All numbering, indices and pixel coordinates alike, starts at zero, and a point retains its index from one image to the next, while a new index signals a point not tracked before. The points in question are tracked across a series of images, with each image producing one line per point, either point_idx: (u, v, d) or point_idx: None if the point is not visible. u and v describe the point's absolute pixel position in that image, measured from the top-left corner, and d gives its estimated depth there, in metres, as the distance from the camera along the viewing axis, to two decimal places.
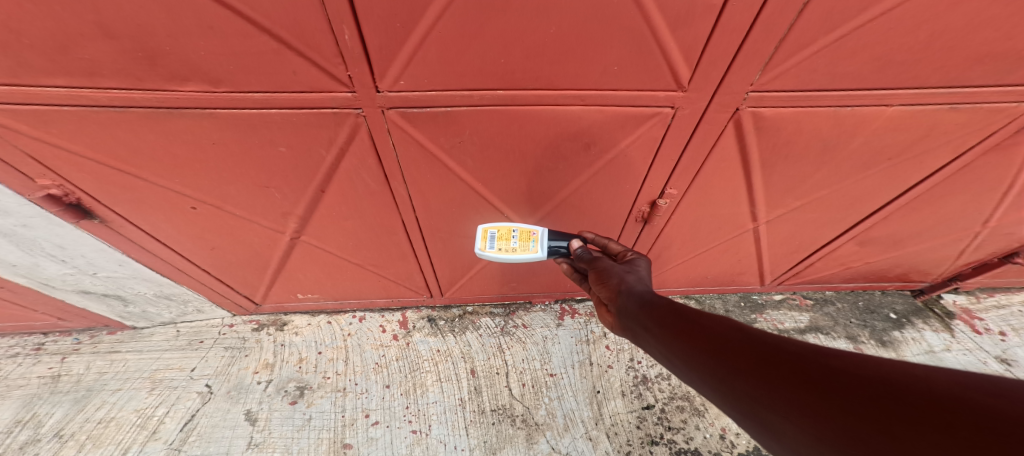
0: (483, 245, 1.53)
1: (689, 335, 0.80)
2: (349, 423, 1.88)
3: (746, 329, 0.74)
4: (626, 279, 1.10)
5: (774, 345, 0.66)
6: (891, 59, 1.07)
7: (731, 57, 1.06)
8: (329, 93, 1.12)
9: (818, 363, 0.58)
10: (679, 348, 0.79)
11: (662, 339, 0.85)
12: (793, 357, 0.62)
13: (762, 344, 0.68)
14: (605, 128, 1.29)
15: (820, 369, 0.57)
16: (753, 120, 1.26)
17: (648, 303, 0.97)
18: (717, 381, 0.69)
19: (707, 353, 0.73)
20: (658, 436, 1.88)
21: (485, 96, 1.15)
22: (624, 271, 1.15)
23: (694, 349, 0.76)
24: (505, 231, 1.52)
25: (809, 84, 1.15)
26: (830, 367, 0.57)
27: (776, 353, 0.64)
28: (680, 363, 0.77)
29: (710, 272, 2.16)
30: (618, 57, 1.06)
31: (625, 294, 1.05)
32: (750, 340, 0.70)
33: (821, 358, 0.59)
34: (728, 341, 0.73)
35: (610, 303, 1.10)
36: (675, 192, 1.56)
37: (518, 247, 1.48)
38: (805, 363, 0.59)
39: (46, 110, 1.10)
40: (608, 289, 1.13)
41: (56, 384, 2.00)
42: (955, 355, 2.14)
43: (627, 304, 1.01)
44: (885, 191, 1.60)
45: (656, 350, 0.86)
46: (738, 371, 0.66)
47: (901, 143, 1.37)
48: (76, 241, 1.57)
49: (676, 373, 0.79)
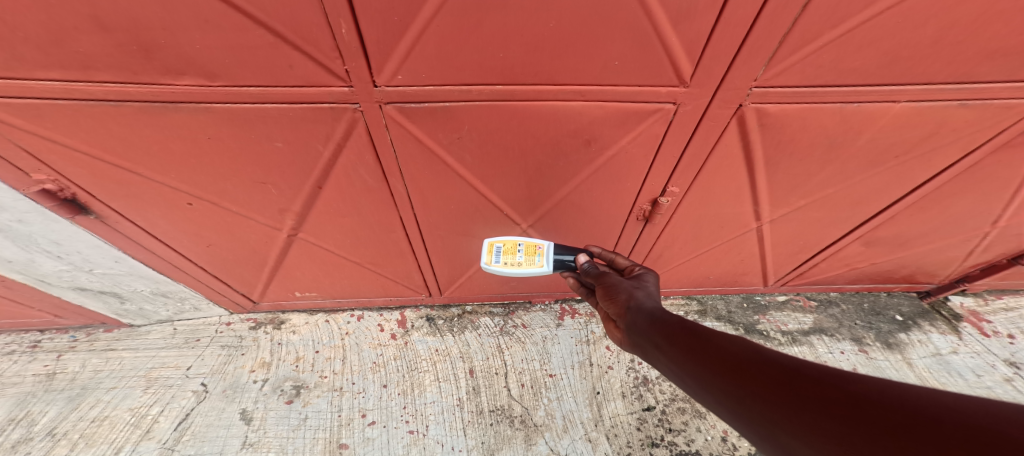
0: (488, 260, 1.53)
1: (700, 352, 0.77)
2: (346, 422, 1.86)
3: (763, 349, 0.71)
4: (635, 295, 1.09)
5: (793, 368, 0.63)
6: (900, 55, 1.05)
7: (735, 52, 1.04)
8: (326, 88, 1.10)
9: (840, 388, 0.55)
10: (691, 366, 0.77)
11: (672, 356, 0.83)
12: (812, 381, 0.59)
13: (779, 365, 0.65)
14: (606, 125, 1.27)
15: (843, 395, 0.53)
16: (757, 117, 1.23)
17: (659, 319, 0.94)
18: (733, 403, 0.66)
19: (721, 373, 0.71)
20: (658, 439, 1.85)
21: (484, 91, 1.13)
22: (632, 286, 1.14)
23: (707, 368, 0.73)
24: (510, 245, 1.52)
25: (815, 80, 1.12)
26: (853, 394, 0.53)
27: (794, 376, 0.61)
28: (693, 382, 0.75)
29: (712, 272, 2.13)
30: (619, 52, 1.04)
31: (634, 311, 1.03)
32: (767, 360, 0.67)
33: (844, 384, 0.55)
34: (744, 360, 0.70)
35: (619, 320, 1.08)
36: (677, 190, 1.53)
37: (523, 261, 1.48)
38: (826, 388, 0.56)
39: (40, 104, 1.08)
40: (616, 305, 1.10)
41: (51, 382, 1.99)
42: (962, 358, 2.09)
43: (636, 321, 0.99)
44: (892, 189, 1.57)
45: (667, 368, 0.84)
46: (755, 393, 0.63)
47: (909, 141, 1.34)
48: (71, 236, 1.55)
49: (690, 392, 0.77)
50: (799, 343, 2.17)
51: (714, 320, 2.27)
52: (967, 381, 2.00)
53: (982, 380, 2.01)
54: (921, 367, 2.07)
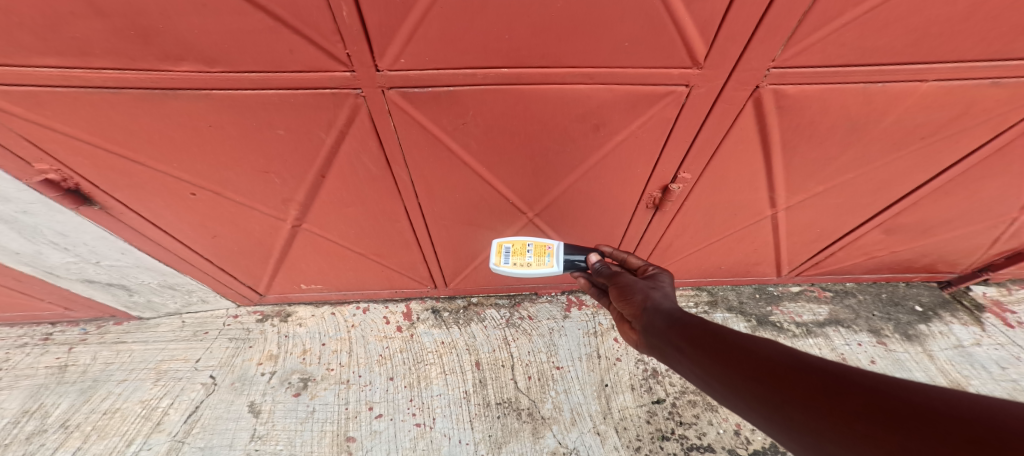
0: (497, 261, 1.50)
1: (729, 356, 0.74)
2: (352, 415, 1.85)
3: (801, 356, 0.67)
4: (651, 296, 1.05)
5: (839, 375, 0.59)
6: (930, 32, 0.99)
7: (752, 31, 0.99)
8: (327, 73, 1.07)
9: (898, 398, 0.51)
10: (719, 370, 0.73)
11: (697, 360, 0.79)
12: (863, 389, 0.55)
13: (822, 372, 0.61)
14: (616, 109, 1.22)
15: (902, 405, 0.49)
16: (775, 99, 1.18)
17: (679, 322, 0.91)
18: (770, 410, 0.62)
19: (756, 379, 0.67)
20: (669, 432, 1.82)
21: (489, 75, 1.09)
22: (648, 286, 1.10)
23: (740, 373, 0.70)
24: (519, 246, 1.50)
25: (837, 59, 1.06)
26: (913, 404, 0.49)
27: (840, 382, 0.57)
28: (721, 387, 0.71)
29: (723, 262, 2.08)
30: (630, 33, 0.99)
31: (651, 311, 1.00)
32: (806, 367, 0.64)
33: (900, 393, 0.51)
34: (782, 366, 0.66)
35: (634, 321, 1.04)
36: (689, 176, 1.48)
37: (533, 262, 1.45)
38: (881, 396, 0.52)
39: (40, 91, 1.06)
40: (632, 306, 1.07)
41: (63, 374, 2.00)
42: (986, 350, 2.02)
43: (654, 322, 0.96)
44: (915, 174, 1.51)
45: (690, 371, 0.80)
46: (797, 401, 0.60)
47: (935, 122, 1.28)
48: (78, 227, 1.55)
49: (719, 399, 0.73)
50: (814, 334, 2.12)
51: (725, 311, 2.23)
52: (990, 373, 1.94)
53: (1007, 373, 1.94)
54: (942, 359, 2.00)
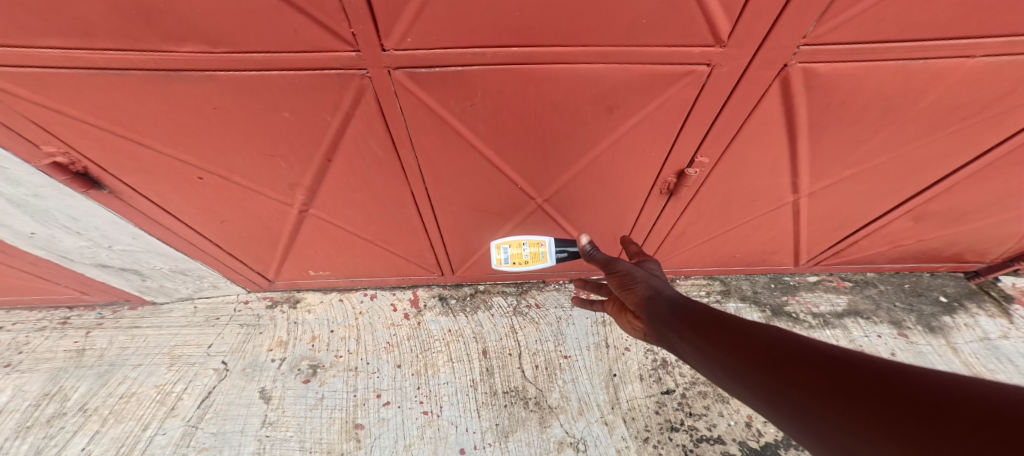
0: (498, 258, 1.70)
1: (730, 342, 0.72)
2: (361, 403, 1.86)
3: (808, 341, 0.63)
4: (654, 284, 1.02)
5: (850, 359, 0.55)
6: (980, 4, 0.90)
7: (783, 5, 0.92)
8: (332, 53, 1.03)
9: (910, 382, 0.47)
10: (722, 356, 0.71)
11: (701, 347, 0.77)
12: (874, 372, 0.51)
13: (832, 358, 0.57)
14: (632, 89, 1.16)
15: (915, 390, 0.46)
16: (803, 78, 1.11)
17: (683, 310, 0.87)
18: (773, 397, 0.60)
19: (760, 364, 0.64)
20: (678, 423, 1.80)
21: (499, 54, 1.04)
22: (651, 274, 1.07)
23: (743, 359, 0.67)
24: (515, 245, 1.65)
25: (875, 35, 0.99)
26: (928, 389, 0.45)
27: (848, 367, 0.54)
28: (725, 374, 0.69)
29: (738, 251, 2.02)
30: (652, 8, 0.93)
31: (654, 301, 0.96)
32: (813, 352, 0.60)
33: (914, 376, 0.48)
34: (788, 350, 0.63)
35: (638, 310, 1.01)
36: (706, 161, 1.43)
37: (529, 259, 1.66)
38: (894, 381, 0.48)
39: (44, 73, 1.05)
40: (634, 294, 1.03)
41: (81, 358, 2.05)
42: (1013, 343, 1.95)
43: (657, 311, 0.93)
44: (949, 158, 1.43)
45: (694, 360, 0.78)
46: (800, 386, 0.57)
47: (976, 102, 1.20)
48: (88, 211, 1.56)
49: (722, 385, 0.71)
50: (832, 326, 2.07)
51: (738, 301, 2.18)
52: (1017, 367, 1.87)
53: None
54: (967, 352, 1.94)
